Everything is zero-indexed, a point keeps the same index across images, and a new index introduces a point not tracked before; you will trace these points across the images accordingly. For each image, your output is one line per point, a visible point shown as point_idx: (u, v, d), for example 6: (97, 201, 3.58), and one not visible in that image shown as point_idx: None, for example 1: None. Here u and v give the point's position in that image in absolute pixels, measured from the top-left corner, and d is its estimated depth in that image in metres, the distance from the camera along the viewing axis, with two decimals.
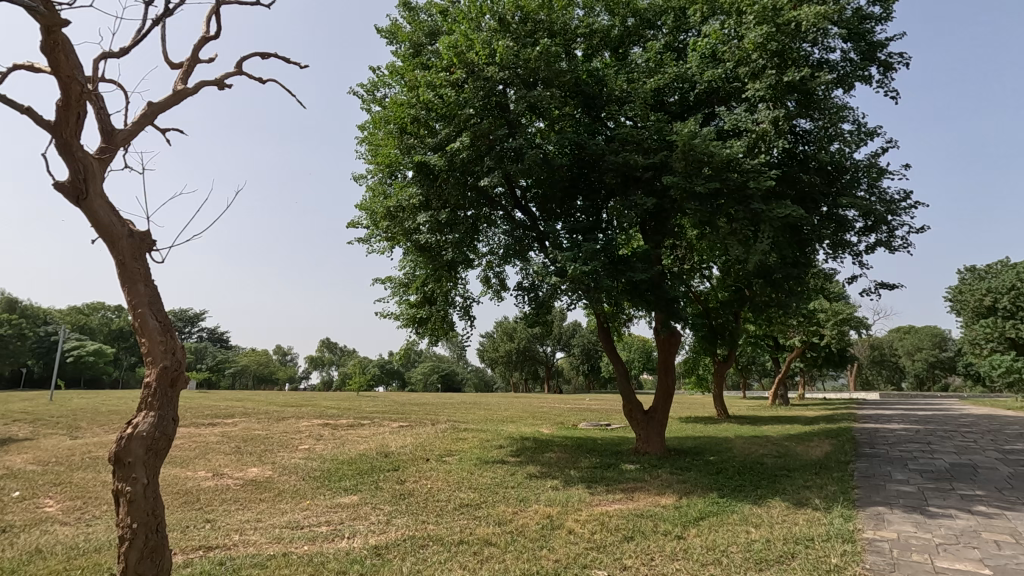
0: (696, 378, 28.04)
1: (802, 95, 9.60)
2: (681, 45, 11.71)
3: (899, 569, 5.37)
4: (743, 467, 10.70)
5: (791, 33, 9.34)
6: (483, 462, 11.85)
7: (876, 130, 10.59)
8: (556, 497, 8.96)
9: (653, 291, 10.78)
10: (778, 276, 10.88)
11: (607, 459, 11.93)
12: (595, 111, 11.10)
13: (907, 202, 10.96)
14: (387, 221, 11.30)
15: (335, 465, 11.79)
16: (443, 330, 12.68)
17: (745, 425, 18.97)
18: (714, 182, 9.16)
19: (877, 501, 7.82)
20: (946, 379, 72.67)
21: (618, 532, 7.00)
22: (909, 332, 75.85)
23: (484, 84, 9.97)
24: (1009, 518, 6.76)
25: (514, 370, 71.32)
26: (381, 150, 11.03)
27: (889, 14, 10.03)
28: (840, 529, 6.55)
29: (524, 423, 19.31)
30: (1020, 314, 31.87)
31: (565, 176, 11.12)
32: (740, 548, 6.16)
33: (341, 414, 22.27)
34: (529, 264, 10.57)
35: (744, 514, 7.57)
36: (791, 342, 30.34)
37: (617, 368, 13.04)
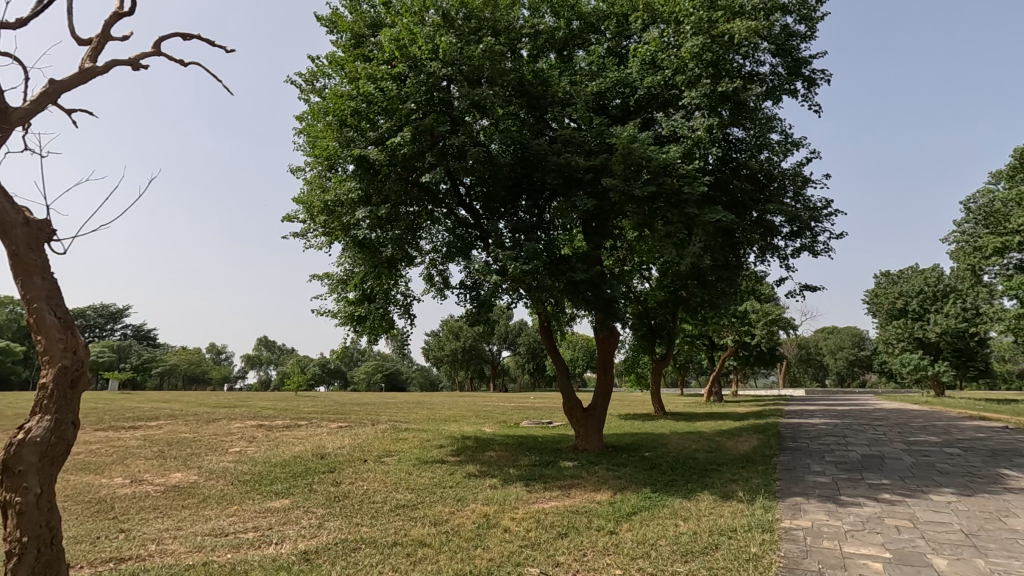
0: (635, 376, 28.80)
1: (735, 105, 10.00)
2: (624, 50, 11.96)
3: (812, 555, 5.69)
4: (676, 462, 11.08)
5: (724, 45, 9.72)
6: (422, 463, 11.72)
7: (802, 140, 11.20)
8: (494, 496, 8.94)
9: (593, 291, 10.98)
10: (711, 278, 11.33)
11: (546, 457, 12.07)
12: (538, 112, 11.18)
13: (829, 210, 11.64)
14: (325, 215, 10.94)
15: (267, 468, 11.31)
16: (383, 329, 12.43)
17: (680, 421, 19.68)
18: (651, 186, 9.42)
19: (795, 492, 8.28)
20: (863, 377, 78.19)
21: (553, 528, 7.07)
22: (831, 333, 81.01)
23: (427, 79, 9.85)
24: (909, 504, 7.31)
25: (460, 369, 71.06)
26: (319, 142, 10.63)
27: (813, 32, 10.63)
28: (760, 519, 6.88)
29: (467, 422, 19.25)
30: (925, 316, 35.00)
31: (509, 175, 11.11)
32: (668, 541, 6.36)
33: (278, 415, 21.52)
34: (471, 262, 10.53)
35: (674, 508, 7.83)
36: (725, 342, 31.80)
37: (559, 367, 13.14)
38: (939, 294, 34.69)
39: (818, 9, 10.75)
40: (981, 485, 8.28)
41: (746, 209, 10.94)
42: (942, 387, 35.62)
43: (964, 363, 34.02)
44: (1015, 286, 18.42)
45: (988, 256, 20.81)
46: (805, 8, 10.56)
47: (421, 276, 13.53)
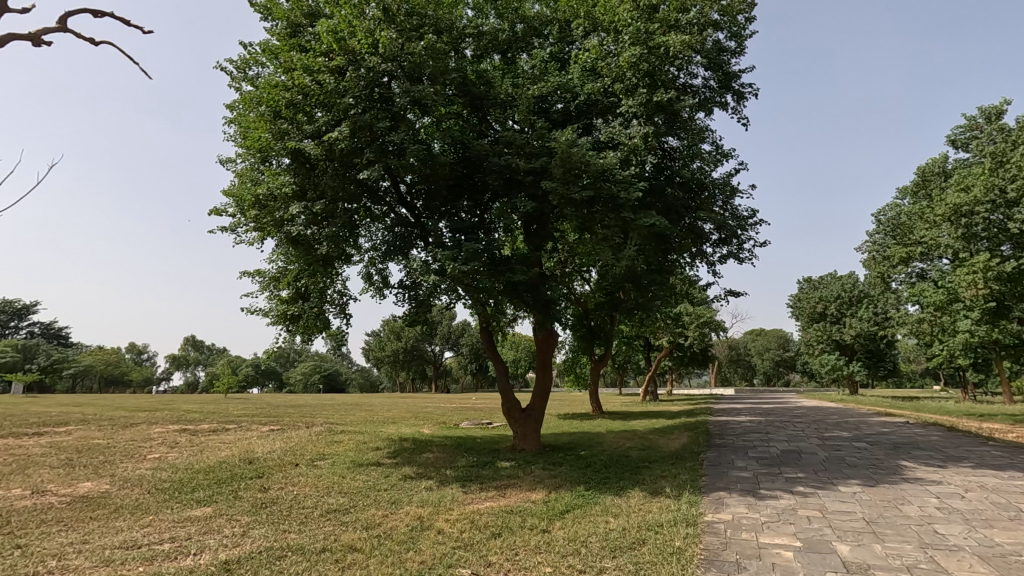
0: (575, 376, 29.30)
1: (669, 115, 10.37)
2: (565, 56, 12.18)
3: (730, 546, 5.98)
4: (610, 460, 11.37)
5: (660, 56, 10.07)
6: (357, 466, 11.43)
7: (731, 152, 11.75)
8: (429, 497, 8.85)
9: (532, 292, 11.06)
10: (644, 281, 11.67)
11: (484, 458, 12.06)
12: (481, 113, 11.20)
13: (754, 219, 12.28)
14: (256, 209, 10.42)
15: (189, 475, 10.70)
16: (317, 329, 12.00)
17: (616, 420, 20.20)
18: (589, 190, 9.60)
19: (719, 487, 8.67)
20: (788, 376, 83.05)
21: (487, 529, 7.08)
22: (760, 334, 85.54)
23: (366, 74, 9.60)
24: (820, 495, 7.82)
25: (401, 370, 69.81)
26: (251, 133, 10.16)
27: (742, 49, 11.17)
28: (685, 514, 7.16)
29: (405, 424, 18.96)
30: (842, 320, 37.61)
31: (450, 174, 11.03)
32: (598, 538, 6.51)
33: (204, 418, 20.42)
34: (410, 261, 10.39)
35: (605, 505, 8.01)
36: (660, 342, 32.91)
37: (498, 367, 13.17)
38: (854, 299, 37.36)
39: (747, 27, 11.32)
40: (883, 476, 8.98)
41: (679, 216, 11.30)
42: (855, 385, 38.77)
43: (874, 364, 37.39)
44: (917, 293, 20.19)
45: (894, 266, 22.66)
46: (735, 26, 11.11)
47: (360, 275, 13.22)
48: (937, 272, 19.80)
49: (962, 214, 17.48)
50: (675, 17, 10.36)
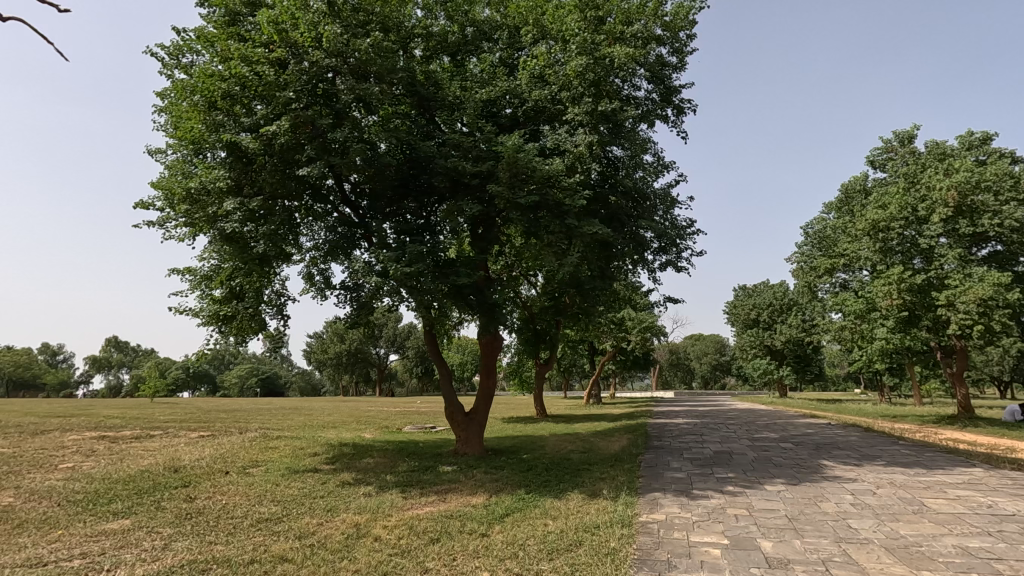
0: (520, 380, 29.45)
1: (613, 125, 10.63)
2: (514, 61, 12.29)
3: (662, 546, 6.16)
4: (551, 463, 11.51)
5: (606, 67, 10.32)
6: (292, 472, 11.04)
7: (671, 164, 12.16)
8: (368, 504, 8.66)
9: (476, 295, 11.05)
10: (587, 287, 11.86)
11: (425, 462, 11.92)
12: (429, 113, 11.16)
13: (692, 229, 12.76)
14: (187, 204, 9.89)
15: (106, 485, 9.99)
16: (252, 330, 11.50)
17: (559, 423, 20.43)
18: (534, 196, 9.70)
19: (655, 488, 8.93)
20: (724, 380, 86.76)
21: (425, 534, 6.99)
22: (699, 339, 88.90)
23: (309, 68, 9.31)
24: (747, 494, 8.20)
25: (345, 373, 67.99)
26: (182, 124, 9.67)
27: (683, 65, 11.62)
28: (621, 515, 7.32)
29: (346, 428, 18.47)
30: (773, 326, 39.62)
31: (395, 175, 10.88)
32: (536, 541, 6.56)
33: (125, 424, 19.14)
34: (352, 262, 10.14)
35: (544, 508, 8.08)
36: (604, 347, 33.56)
37: (441, 370, 13.06)
38: (784, 306, 39.43)
39: (689, 44, 11.78)
40: (805, 474, 9.52)
41: (622, 223, 11.58)
42: (785, 388, 40.98)
43: (802, 368, 39.63)
44: (839, 302, 21.52)
45: (819, 276, 24.03)
46: (677, 43, 11.52)
47: (300, 275, 12.82)
48: (857, 283, 21.19)
49: (880, 229, 18.61)
50: (621, 29, 10.66)
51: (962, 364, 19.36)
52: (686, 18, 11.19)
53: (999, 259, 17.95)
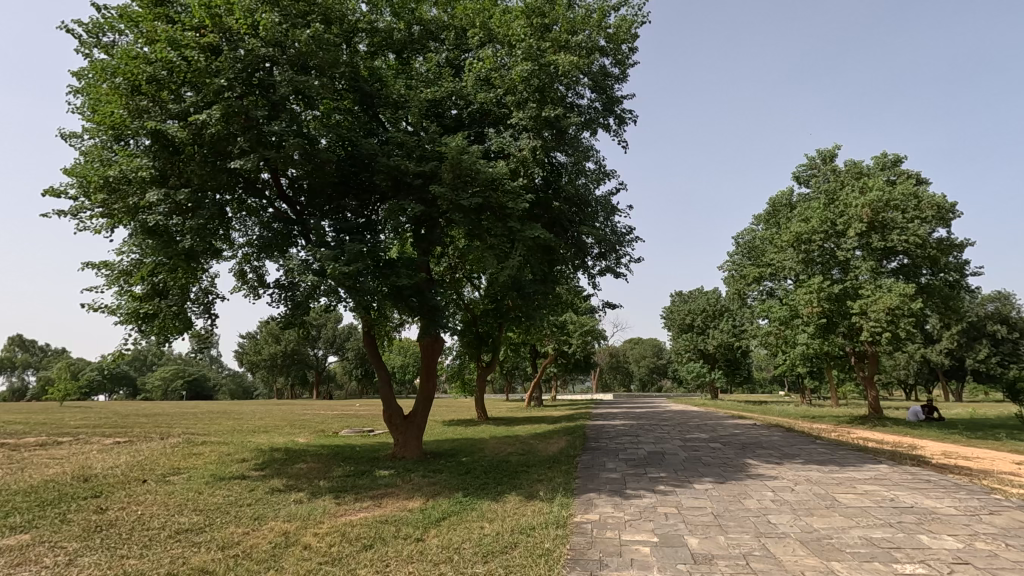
0: (462, 383, 29.30)
1: (557, 131, 10.80)
2: (461, 63, 12.26)
3: (595, 545, 6.28)
4: (490, 466, 11.51)
5: (550, 74, 10.48)
6: (217, 479, 10.48)
7: (612, 172, 12.47)
8: (298, 511, 8.34)
9: (417, 296, 10.92)
10: (529, 291, 11.94)
11: (361, 467, 11.63)
12: (372, 110, 10.99)
13: (631, 236, 13.13)
14: (104, 193, 9.20)
15: (2, 498, 9.12)
16: (176, 329, 10.85)
17: (500, 426, 20.45)
18: (477, 198, 9.70)
19: (590, 488, 9.11)
20: (660, 383, 89.78)
21: (358, 541, 6.82)
22: (638, 343, 91.48)
23: (244, 56, 8.91)
24: (677, 493, 8.51)
25: (279, 375, 65.35)
26: (101, 107, 9.02)
27: (625, 76, 11.96)
28: (556, 516, 7.41)
29: (278, 433, 17.75)
30: (707, 331, 41.34)
31: (335, 172, 10.60)
32: (471, 544, 6.53)
33: (28, 430, 17.57)
34: (287, 260, 9.76)
35: (481, 511, 8.07)
36: (546, 350, 33.91)
37: (380, 373, 12.80)
38: (717, 313, 41.22)
39: (631, 56, 12.14)
40: (731, 473, 9.98)
41: (564, 228, 11.76)
42: (716, 390, 42.89)
43: (732, 371, 41.63)
44: (766, 309, 22.72)
45: (748, 285, 25.28)
46: (620, 54, 11.85)
47: (232, 273, 12.23)
48: (782, 291, 22.46)
49: (803, 241, 20.01)
50: (565, 38, 10.84)
51: (873, 369, 20.93)
52: (629, 31, 11.53)
53: (905, 272, 19.49)
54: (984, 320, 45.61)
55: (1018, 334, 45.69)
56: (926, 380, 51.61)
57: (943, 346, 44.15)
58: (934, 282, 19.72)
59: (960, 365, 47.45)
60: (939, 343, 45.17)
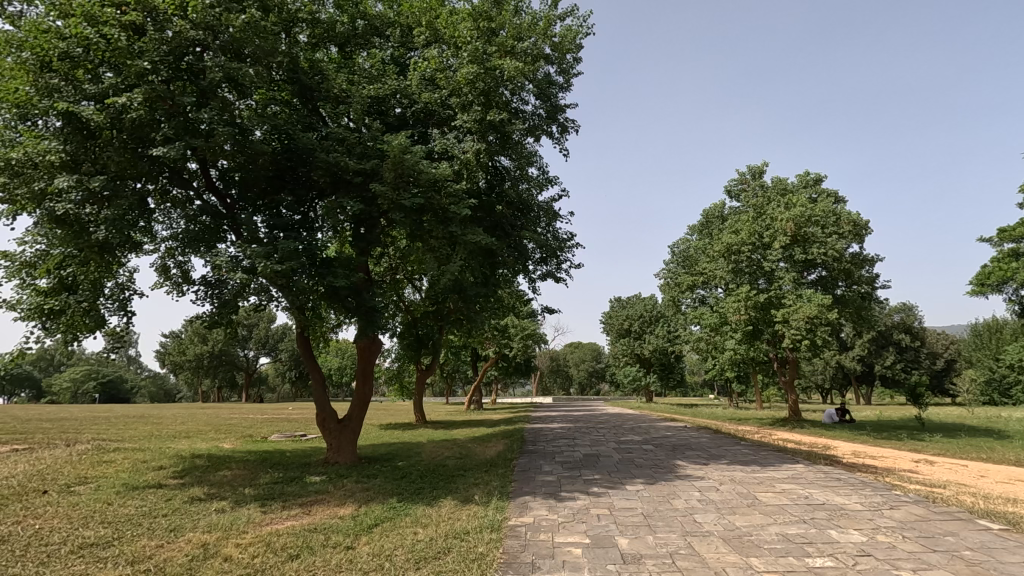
0: (400, 386, 28.80)
1: (501, 135, 10.84)
2: (406, 61, 12.09)
3: (528, 548, 6.32)
4: (426, 470, 11.35)
5: (495, 78, 10.52)
6: (130, 489, 9.76)
7: (554, 178, 12.65)
8: (220, 521, 7.89)
9: (355, 297, 10.64)
10: (470, 294, 11.89)
11: (291, 473, 11.17)
12: (312, 104, 10.66)
13: (572, 242, 13.36)
14: (6, 176, 8.40)
15: None
16: (86, 327, 10.03)
17: (438, 429, 20.24)
18: (419, 200, 9.57)
19: (525, 491, 9.16)
20: (599, 386, 91.77)
21: (284, 550, 6.54)
22: (578, 346, 93.06)
23: (170, 38, 8.42)
24: (609, 494, 8.71)
25: (205, 377, 61.85)
26: (4, 83, 8.26)
27: (569, 85, 12.17)
28: (490, 520, 7.40)
29: (201, 438, 16.77)
30: (643, 337, 42.63)
31: (270, 165, 10.17)
32: (403, 551, 6.40)
33: None
34: (214, 255, 9.25)
35: (415, 516, 7.94)
36: (487, 353, 33.96)
37: (314, 375, 12.36)
38: (653, 318, 42.59)
39: (575, 66, 12.37)
40: (661, 474, 10.33)
41: (506, 233, 11.80)
42: (651, 393, 44.34)
43: (666, 375, 43.18)
44: (698, 316, 23.71)
45: (682, 292, 26.28)
46: (564, 63, 12.05)
47: (153, 268, 11.47)
48: (713, 299, 23.51)
49: (733, 252, 21.03)
50: (511, 44, 10.90)
51: (793, 374, 22.27)
52: (573, 42, 11.75)
53: (824, 284, 20.88)
54: (891, 329, 49.55)
55: (919, 343, 49.99)
56: (840, 385, 55.43)
57: (856, 353, 47.64)
58: (849, 293, 21.19)
59: (870, 371, 51.31)
60: (852, 350, 48.66)
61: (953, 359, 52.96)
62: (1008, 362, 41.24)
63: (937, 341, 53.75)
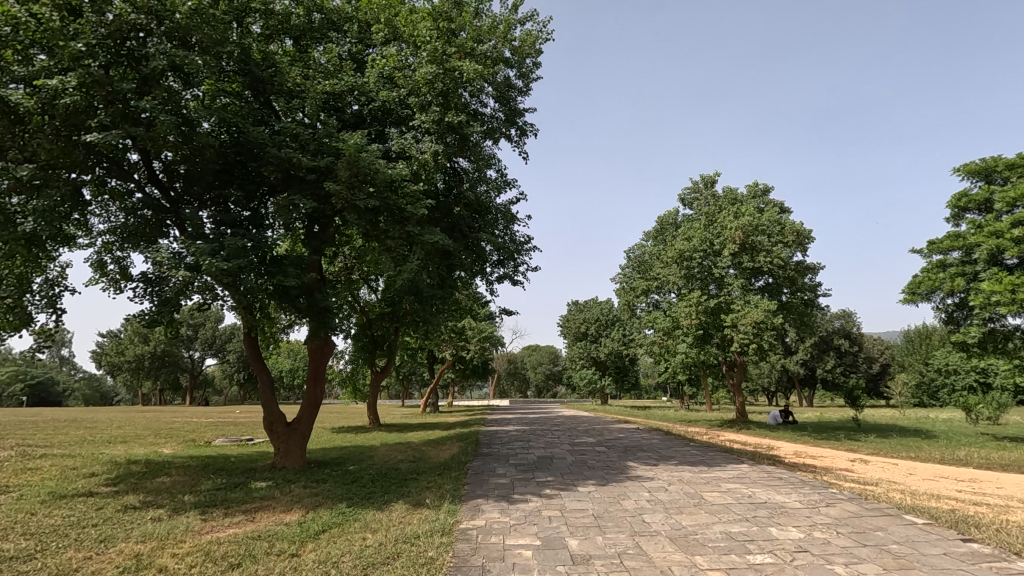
0: (353, 388, 28.21)
1: (459, 137, 10.81)
2: (364, 58, 11.90)
3: (478, 551, 6.29)
4: (378, 474, 11.15)
5: (454, 79, 10.48)
6: (57, 498, 9.18)
7: (512, 181, 12.69)
8: (155, 530, 7.51)
9: (305, 297, 10.37)
10: (426, 295, 11.78)
11: (235, 479, 10.76)
12: (263, 97, 10.33)
13: (529, 245, 13.43)
14: None
15: None
16: (10, 325, 9.38)
17: (392, 432, 19.94)
18: (374, 200, 9.41)
19: (478, 494, 9.13)
20: (555, 389, 92.55)
21: (225, 560, 6.28)
22: (536, 349, 93.68)
23: (110, 21, 7.99)
24: (561, 496, 8.78)
25: (146, 379, 58.91)
26: None
27: (528, 89, 12.24)
28: (442, 523, 7.34)
29: (138, 443, 15.94)
30: (599, 340, 43.30)
31: (218, 159, 9.79)
32: (351, 557, 6.26)
33: None
34: (154, 251, 8.83)
35: (365, 521, 7.78)
36: (444, 355, 33.72)
37: (261, 377, 11.94)
38: (609, 322, 43.35)
39: (534, 71, 12.45)
40: (613, 475, 10.50)
41: (463, 235, 11.75)
42: (605, 396, 45.05)
43: (621, 378, 43.97)
44: (651, 320, 24.26)
45: (637, 297, 26.81)
46: (524, 68, 12.12)
47: (88, 262, 10.84)
48: (666, 304, 24.10)
49: (686, 258, 21.59)
50: (471, 45, 10.87)
51: (740, 377, 23.07)
52: (533, 47, 11.84)
53: (770, 290, 21.72)
54: (831, 335, 52.05)
55: (858, 348, 52.71)
56: (784, 388, 57.86)
57: (800, 357, 49.82)
58: (792, 300, 22.12)
59: (812, 374, 53.76)
60: (796, 355, 50.86)
61: (887, 364, 56.12)
62: (935, 366, 44.04)
63: (873, 346, 56.85)
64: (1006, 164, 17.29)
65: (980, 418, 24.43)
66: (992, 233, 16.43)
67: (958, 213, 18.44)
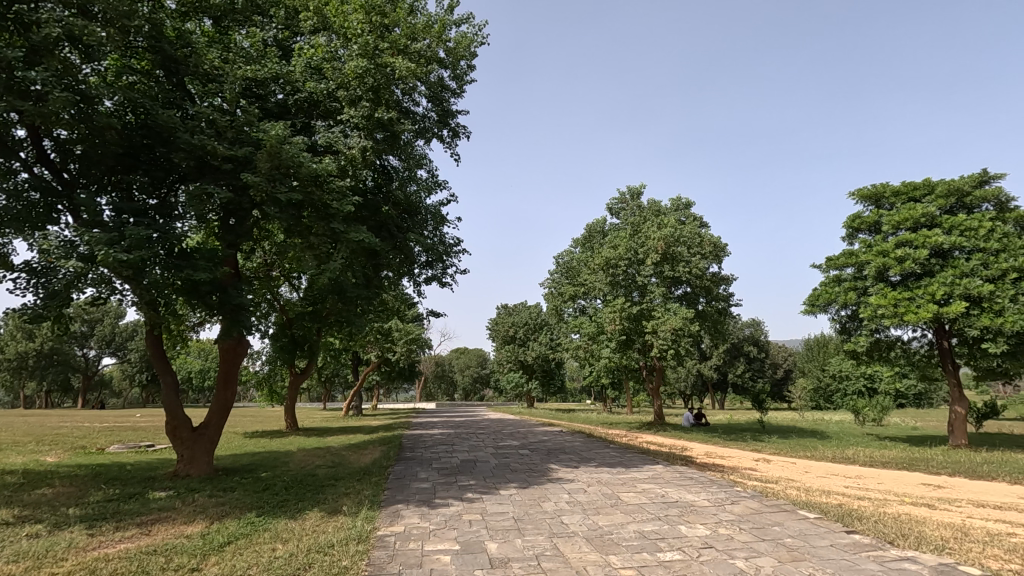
0: (270, 391, 26.81)
1: (390, 135, 10.62)
2: (291, 46, 11.40)
3: (396, 558, 6.16)
4: (292, 480, 10.66)
5: (386, 75, 10.27)
6: None
7: (443, 182, 12.59)
8: (31, 548, 6.75)
9: (218, 293, 9.75)
10: (350, 295, 11.41)
11: (131, 489, 9.91)
12: (176, 78, 9.65)
13: (458, 248, 13.36)
14: None
15: None
16: None
17: (310, 436, 19.13)
18: (297, 194, 9.01)
19: (398, 499, 8.94)
20: (483, 392, 92.59)
21: None
22: (464, 352, 93.37)
23: None
24: (483, 499, 8.77)
25: (29, 380, 53.10)
26: None
27: (462, 92, 12.20)
28: (358, 531, 7.12)
29: (16, 451, 14.29)
30: (527, 343, 43.77)
31: (121, 142, 9.03)
32: (258, 569, 5.94)
33: None
34: (41, 237, 8.00)
35: (275, 531, 7.40)
36: (368, 357, 32.80)
37: (165, 379, 11.05)
38: (537, 326, 43.95)
39: (469, 73, 12.45)
40: (535, 478, 10.62)
41: (391, 234, 11.49)
42: (531, 399, 45.61)
43: (547, 381, 44.66)
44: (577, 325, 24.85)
45: (565, 302, 27.38)
46: (458, 70, 12.08)
47: None
48: (592, 310, 24.76)
49: (611, 265, 22.31)
50: (405, 43, 10.70)
51: (659, 381, 24.08)
52: (467, 49, 11.82)
53: (688, 298, 22.81)
54: (742, 342, 55.56)
55: (764, 354, 56.66)
56: (699, 391, 61.09)
57: (714, 362, 52.82)
58: (708, 308, 23.39)
59: (724, 379, 57.16)
60: (710, 360, 53.85)
61: (790, 369, 60.65)
62: (831, 371, 48.06)
63: (778, 353, 61.23)
64: (893, 191, 19.17)
65: (866, 419, 26.94)
66: (880, 252, 18.11)
67: (852, 232, 20.22)
